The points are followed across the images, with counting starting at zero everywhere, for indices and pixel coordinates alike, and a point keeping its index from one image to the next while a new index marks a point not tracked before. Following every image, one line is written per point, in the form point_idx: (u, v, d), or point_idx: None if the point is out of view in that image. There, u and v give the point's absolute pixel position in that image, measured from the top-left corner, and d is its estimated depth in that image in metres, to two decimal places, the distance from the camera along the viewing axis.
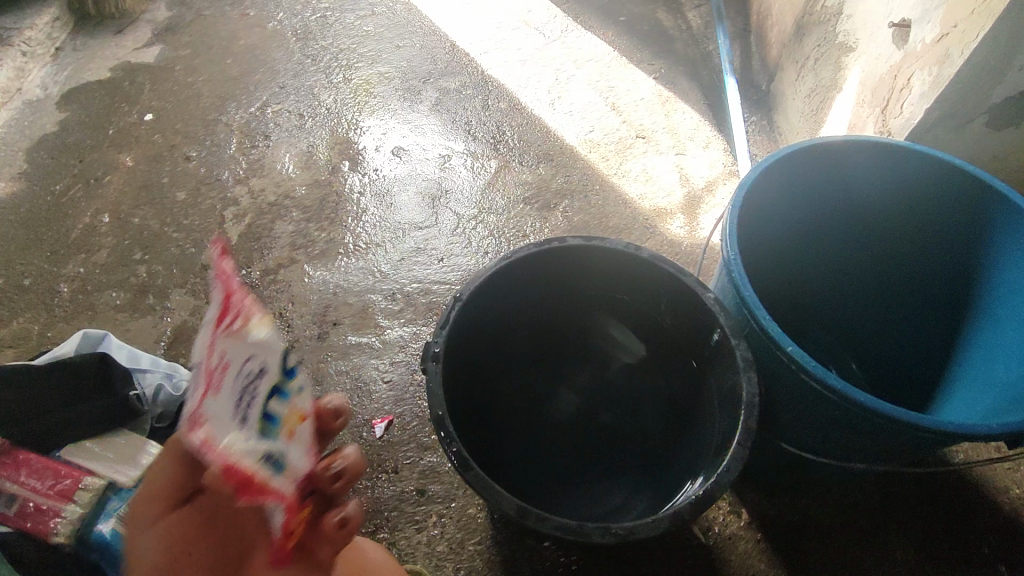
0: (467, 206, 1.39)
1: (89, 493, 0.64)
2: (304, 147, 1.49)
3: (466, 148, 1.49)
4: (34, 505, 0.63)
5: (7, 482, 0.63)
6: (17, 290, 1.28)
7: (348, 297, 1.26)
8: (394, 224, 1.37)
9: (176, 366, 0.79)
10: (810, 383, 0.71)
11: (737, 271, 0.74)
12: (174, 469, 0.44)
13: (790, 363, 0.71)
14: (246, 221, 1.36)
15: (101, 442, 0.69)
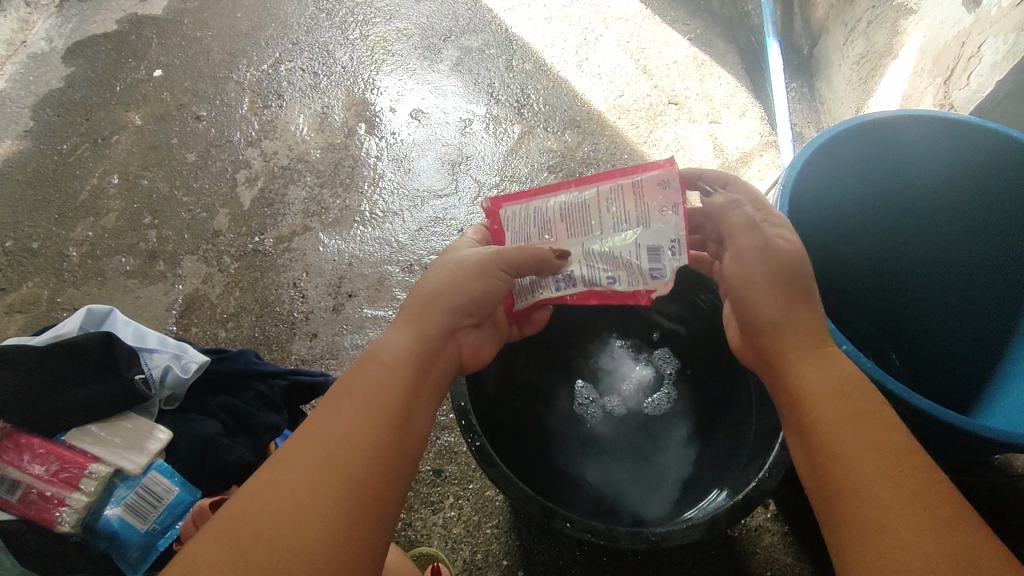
0: (489, 174, 1.33)
1: (96, 480, 0.62)
2: (319, 108, 1.43)
3: (489, 112, 1.42)
4: (37, 492, 0.60)
5: (10, 467, 0.60)
6: (26, 253, 1.25)
7: (363, 268, 1.21)
8: (412, 191, 1.31)
9: (186, 348, 0.73)
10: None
11: None
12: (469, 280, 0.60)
13: None
14: (259, 185, 1.32)
15: (108, 427, 0.66)
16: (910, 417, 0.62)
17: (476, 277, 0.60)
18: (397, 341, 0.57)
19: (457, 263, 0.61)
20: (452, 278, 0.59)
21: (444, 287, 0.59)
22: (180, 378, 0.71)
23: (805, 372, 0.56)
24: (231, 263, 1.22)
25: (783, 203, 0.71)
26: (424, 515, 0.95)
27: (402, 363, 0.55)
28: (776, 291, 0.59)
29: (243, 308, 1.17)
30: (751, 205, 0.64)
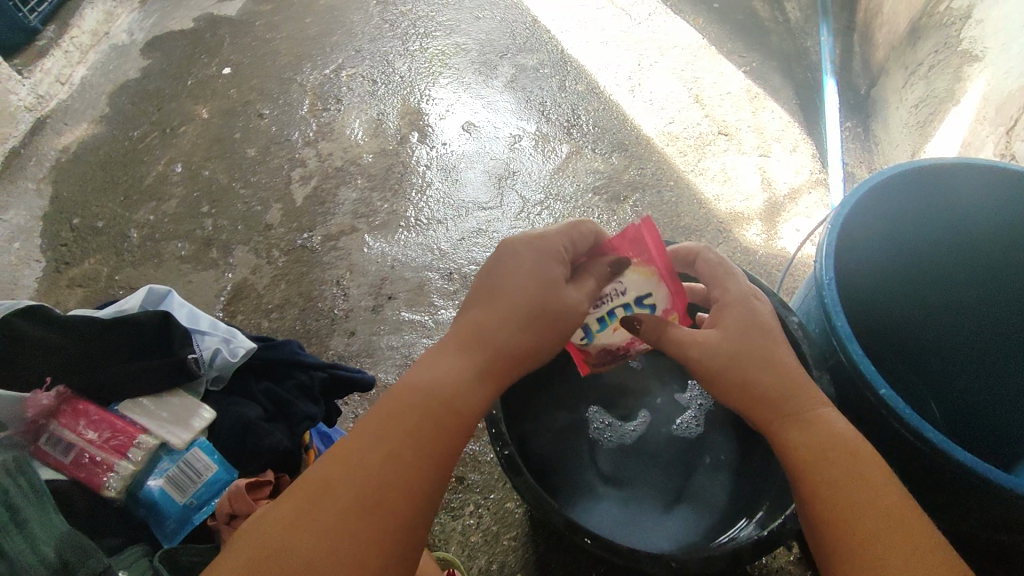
0: (534, 190, 1.35)
1: (143, 451, 0.65)
2: (375, 114, 1.47)
3: (540, 130, 1.44)
4: (89, 456, 0.63)
5: (66, 430, 0.63)
6: (91, 231, 1.32)
7: (404, 272, 1.24)
8: (458, 201, 1.33)
9: (235, 332, 0.76)
10: (901, 432, 0.63)
11: (830, 297, 0.68)
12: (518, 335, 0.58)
13: (879, 409, 0.64)
14: (312, 184, 1.36)
15: (156, 401, 0.68)
16: (948, 470, 0.61)
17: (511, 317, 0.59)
18: (445, 370, 0.56)
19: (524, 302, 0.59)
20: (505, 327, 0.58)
21: (498, 331, 0.58)
22: (228, 360, 0.73)
23: (791, 436, 0.55)
24: (279, 256, 1.27)
25: (829, 244, 0.71)
26: (444, 521, 0.96)
27: (454, 401, 0.55)
28: (760, 365, 0.58)
29: (288, 301, 1.21)
30: (721, 275, 0.66)
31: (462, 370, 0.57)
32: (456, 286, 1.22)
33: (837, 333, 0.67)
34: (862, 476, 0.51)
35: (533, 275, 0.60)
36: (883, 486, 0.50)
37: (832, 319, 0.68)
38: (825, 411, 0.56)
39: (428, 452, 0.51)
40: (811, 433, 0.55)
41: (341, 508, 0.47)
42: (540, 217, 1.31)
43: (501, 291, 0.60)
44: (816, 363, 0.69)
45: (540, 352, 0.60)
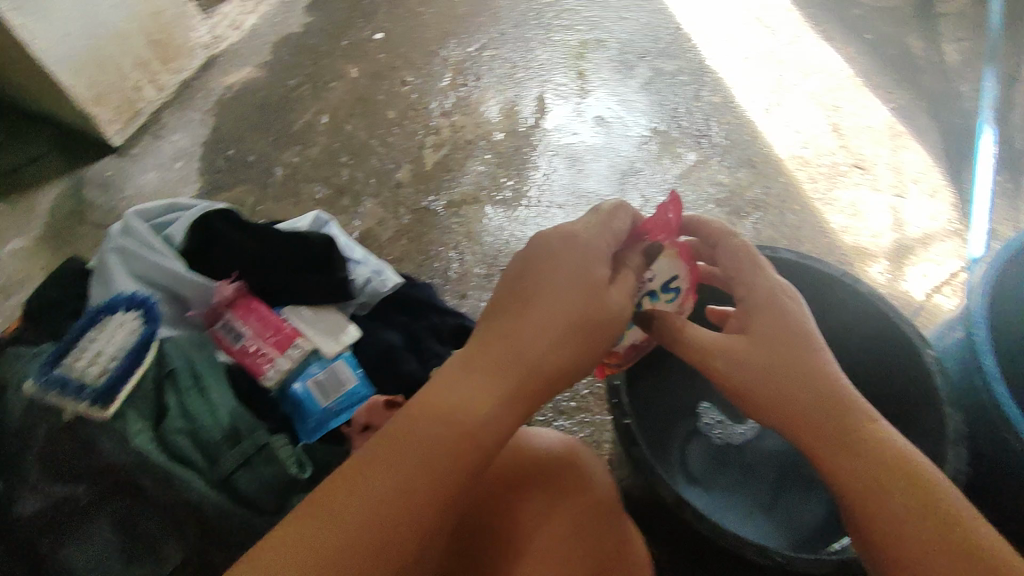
0: (655, 192, 1.36)
1: (298, 352, 0.71)
2: (510, 97, 1.53)
3: (668, 134, 1.45)
4: (253, 346, 0.70)
5: (238, 321, 0.71)
6: (242, 163, 1.44)
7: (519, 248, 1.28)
8: (580, 191, 1.37)
9: (384, 268, 0.81)
10: None
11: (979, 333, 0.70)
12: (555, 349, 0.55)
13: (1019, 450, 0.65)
14: (443, 152, 1.43)
15: (313, 312, 0.74)
16: None
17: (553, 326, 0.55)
18: (480, 381, 0.53)
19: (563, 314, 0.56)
20: (542, 337, 0.55)
21: (536, 341, 0.55)
22: (378, 290, 0.79)
23: (841, 465, 0.55)
24: (405, 214, 1.34)
25: (984, 287, 0.72)
26: None
27: (490, 425, 0.52)
28: (791, 379, 0.59)
29: (407, 257, 1.28)
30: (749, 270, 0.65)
31: (498, 385, 0.53)
32: None
33: (982, 372, 0.68)
34: (909, 492, 0.53)
35: (578, 277, 0.57)
36: (930, 497, 0.52)
37: (978, 357, 0.69)
38: (875, 428, 0.56)
39: (459, 460, 0.49)
40: (863, 459, 0.55)
41: (370, 510, 0.46)
42: None
43: (542, 290, 0.57)
44: (951, 400, 0.68)
45: (576, 367, 0.57)
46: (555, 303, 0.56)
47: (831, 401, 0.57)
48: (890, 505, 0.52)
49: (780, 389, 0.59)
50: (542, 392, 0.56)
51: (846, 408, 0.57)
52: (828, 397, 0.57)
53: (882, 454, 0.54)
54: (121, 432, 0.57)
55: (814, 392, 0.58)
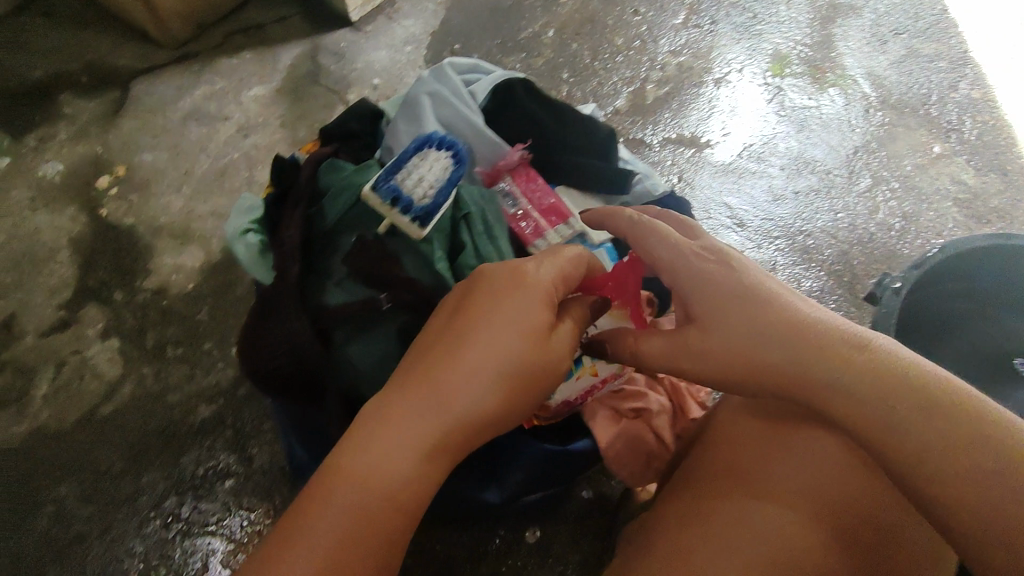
0: (890, 175, 1.25)
1: (569, 232, 0.70)
2: (747, 46, 1.43)
3: (914, 120, 1.32)
4: (526, 215, 0.71)
5: (517, 186, 0.72)
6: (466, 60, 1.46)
7: (729, 199, 1.23)
8: (805, 158, 1.28)
9: (651, 175, 0.79)
10: None
11: None
12: (504, 349, 0.53)
13: None
14: (666, 89, 1.37)
15: (582, 200, 0.74)
16: None
17: (503, 332, 0.53)
18: (422, 388, 0.51)
19: (503, 328, 0.53)
20: (490, 339, 0.52)
21: (490, 346, 0.52)
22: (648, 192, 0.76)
23: (885, 436, 0.53)
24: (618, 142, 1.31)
25: None
26: None
27: (453, 403, 0.51)
28: (822, 369, 0.56)
29: None
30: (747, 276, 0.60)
31: (448, 384, 0.51)
32: (777, 232, 1.19)
33: None
34: (958, 443, 0.50)
35: (526, 301, 0.54)
36: (970, 438, 0.50)
37: None
38: (908, 377, 0.54)
39: (423, 438, 0.50)
40: (898, 426, 0.52)
41: (353, 501, 0.47)
42: (888, 203, 1.22)
43: (492, 301, 0.54)
44: None
45: (546, 373, 0.54)
46: (498, 312, 0.54)
47: (818, 345, 0.56)
48: (938, 461, 0.50)
49: (810, 369, 0.56)
50: (507, 395, 0.53)
51: (840, 347, 0.56)
52: (852, 371, 0.55)
53: (920, 393, 0.52)
54: (426, 254, 0.62)
55: (811, 338, 0.57)
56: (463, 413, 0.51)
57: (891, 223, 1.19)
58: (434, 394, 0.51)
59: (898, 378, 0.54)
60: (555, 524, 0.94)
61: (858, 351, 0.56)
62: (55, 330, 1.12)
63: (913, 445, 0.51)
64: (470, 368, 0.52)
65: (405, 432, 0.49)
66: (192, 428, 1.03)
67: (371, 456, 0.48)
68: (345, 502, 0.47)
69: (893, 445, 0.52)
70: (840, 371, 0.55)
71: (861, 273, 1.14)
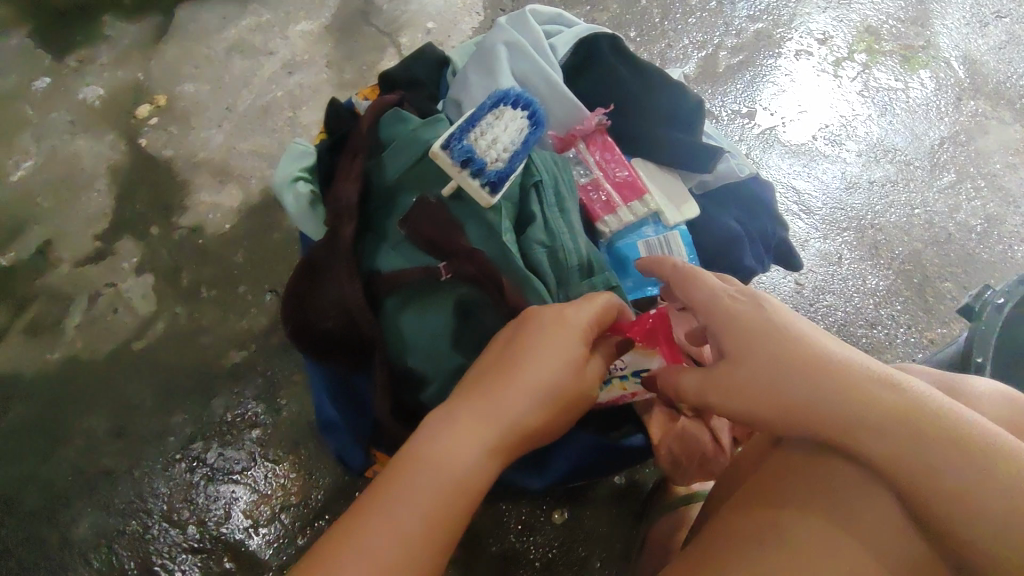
0: (976, 171, 1.15)
1: (645, 209, 0.65)
2: (833, 16, 1.31)
3: (1008, 113, 1.21)
4: (597, 187, 0.66)
5: (590, 155, 0.66)
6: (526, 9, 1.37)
7: (798, 183, 1.15)
8: (885, 145, 1.18)
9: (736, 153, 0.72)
10: None
11: None
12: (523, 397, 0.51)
13: None
14: (741, 57, 1.28)
15: (660, 175, 0.68)
16: None
17: (515, 383, 0.51)
18: (437, 439, 0.49)
19: (517, 382, 0.51)
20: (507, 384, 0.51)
21: (507, 395, 0.51)
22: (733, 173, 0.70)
23: (878, 450, 0.49)
24: None
25: None
26: None
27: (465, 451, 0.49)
28: (813, 388, 0.51)
29: None
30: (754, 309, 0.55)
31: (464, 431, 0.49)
32: (849, 224, 1.11)
33: None
34: (955, 446, 0.47)
35: (541, 359, 0.52)
36: (964, 446, 0.47)
37: None
38: (902, 393, 0.50)
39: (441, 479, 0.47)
40: (891, 440, 0.49)
41: (369, 546, 0.44)
42: (971, 203, 1.13)
43: (501, 360, 0.52)
44: None
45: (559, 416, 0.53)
46: (510, 368, 0.52)
47: (838, 390, 0.50)
48: (942, 469, 0.47)
49: (805, 399, 0.52)
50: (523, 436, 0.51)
51: (862, 386, 0.50)
52: (851, 388, 0.50)
53: (917, 411, 0.49)
54: (491, 224, 0.57)
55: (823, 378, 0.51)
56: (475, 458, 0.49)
57: (973, 225, 1.11)
58: (447, 438, 0.49)
59: (922, 421, 0.48)
60: (581, 512, 0.88)
61: (850, 365, 0.51)
62: (91, 260, 1.09)
63: (911, 459, 0.48)
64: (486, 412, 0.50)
65: (425, 476, 0.47)
66: (223, 372, 1.00)
67: (391, 504, 0.46)
68: (422, 489, 0.46)
69: (893, 463, 0.49)
70: (836, 391, 0.51)
71: (934, 274, 1.06)
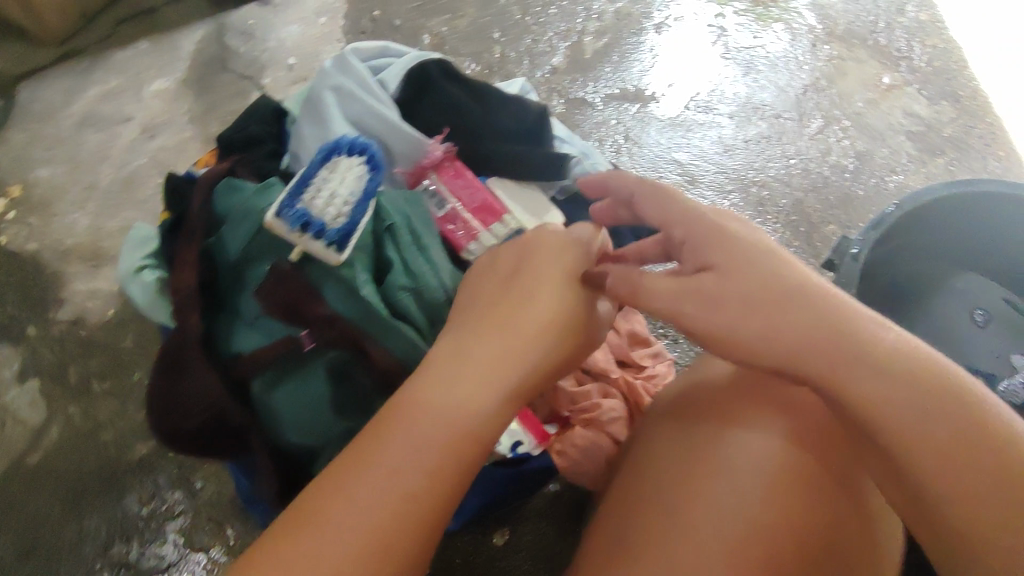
0: (841, 113, 1.20)
1: (506, 229, 0.64)
2: None
3: (861, 51, 1.27)
4: (459, 216, 0.64)
5: (444, 186, 0.64)
6: (388, 28, 1.35)
7: (680, 156, 1.17)
8: (755, 102, 1.22)
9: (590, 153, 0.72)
10: None
11: None
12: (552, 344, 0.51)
13: None
14: (604, 40, 1.30)
15: (519, 189, 0.67)
16: None
17: (539, 336, 0.50)
18: (475, 389, 0.47)
19: (546, 326, 0.51)
20: (529, 334, 0.50)
21: (531, 348, 0.50)
22: (591, 173, 0.70)
23: (843, 380, 0.47)
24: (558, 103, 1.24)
25: None
26: None
27: (481, 418, 0.46)
28: (761, 314, 0.49)
29: None
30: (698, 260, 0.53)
31: (489, 381, 0.48)
32: (732, 187, 1.13)
33: None
34: (916, 382, 0.45)
35: (565, 306, 0.52)
36: (930, 379, 0.45)
37: None
38: (856, 319, 0.48)
39: (463, 428, 0.45)
40: (850, 364, 0.47)
41: (379, 495, 0.41)
42: (840, 144, 1.17)
43: (517, 314, 0.51)
44: None
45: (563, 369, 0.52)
46: (538, 315, 0.51)
47: (795, 305, 0.49)
48: (901, 399, 0.45)
49: (754, 321, 0.49)
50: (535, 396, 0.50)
51: (819, 307, 0.48)
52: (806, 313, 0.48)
53: (872, 343, 0.47)
54: (348, 282, 0.54)
55: (794, 310, 0.48)
56: (493, 424, 0.47)
57: (847, 164, 1.15)
58: (477, 387, 0.47)
59: (878, 350, 0.47)
60: (518, 528, 0.88)
61: (811, 289, 0.49)
62: None
63: (867, 391, 0.46)
64: (512, 363, 0.49)
65: (453, 426, 0.45)
66: (134, 465, 0.96)
67: (419, 447, 0.43)
68: (438, 442, 0.44)
69: (852, 388, 0.46)
70: (786, 319, 0.48)
71: (818, 221, 1.10)
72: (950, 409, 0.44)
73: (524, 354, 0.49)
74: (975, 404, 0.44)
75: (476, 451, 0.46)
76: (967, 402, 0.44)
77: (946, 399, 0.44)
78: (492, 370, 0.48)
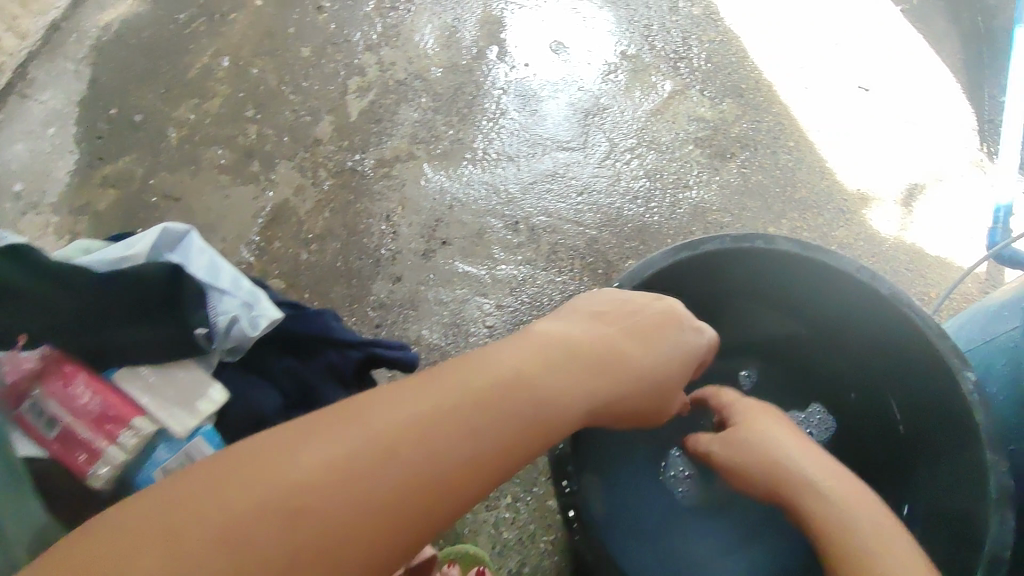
0: (626, 133, 1.13)
1: (138, 438, 0.54)
2: (449, 21, 1.25)
3: (640, 59, 1.19)
4: (73, 433, 0.53)
5: (48, 400, 0.53)
6: (128, 126, 1.19)
7: (463, 215, 1.07)
8: (535, 136, 1.13)
9: (258, 297, 0.61)
10: None
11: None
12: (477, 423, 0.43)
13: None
14: (370, 97, 1.19)
15: (160, 374, 0.57)
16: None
17: (482, 417, 0.43)
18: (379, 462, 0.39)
19: (497, 415, 0.44)
20: (469, 407, 0.43)
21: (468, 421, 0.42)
22: (244, 334, 0.59)
23: (794, 470, 0.58)
24: (326, 178, 1.12)
25: None
26: (477, 509, 0.87)
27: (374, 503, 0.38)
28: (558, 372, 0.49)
29: (330, 233, 1.07)
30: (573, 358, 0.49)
31: (408, 461, 0.40)
32: (521, 238, 1.04)
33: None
34: (857, 499, 0.54)
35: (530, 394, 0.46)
36: (857, 497, 0.54)
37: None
38: (815, 468, 0.58)
39: (346, 514, 0.37)
40: (797, 471, 0.58)
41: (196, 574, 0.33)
42: (628, 167, 1.10)
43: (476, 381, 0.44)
44: (993, 443, 0.52)
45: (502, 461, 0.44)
46: (495, 389, 0.45)
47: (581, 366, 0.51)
48: (834, 508, 0.54)
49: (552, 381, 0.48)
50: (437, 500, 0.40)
51: (794, 469, 0.58)
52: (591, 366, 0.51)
53: (826, 471, 0.57)
54: None
55: (570, 363, 0.50)
56: (392, 516, 0.38)
57: (637, 189, 1.08)
58: (386, 462, 0.39)
59: (843, 493, 0.55)
60: None
61: (667, 371, 0.56)
62: None
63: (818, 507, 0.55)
64: (439, 445, 0.41)
65: (334, 511, 0.37)
66: None
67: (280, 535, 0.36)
68: (302, 529, 0.36)
69: (811, 493, 0.56)
70: (648, 378, 0.55)
71: (615, 258, 1.03)
72: (862, 522, 0.52)
73: (461, 439, 0.42)
74: (879, 512, 0.53)
75: (350, 553, 0.37)
76: (886, 519, 0.52)
77: (859, 498, 0.54)
78: (419, 454, 0.40)
